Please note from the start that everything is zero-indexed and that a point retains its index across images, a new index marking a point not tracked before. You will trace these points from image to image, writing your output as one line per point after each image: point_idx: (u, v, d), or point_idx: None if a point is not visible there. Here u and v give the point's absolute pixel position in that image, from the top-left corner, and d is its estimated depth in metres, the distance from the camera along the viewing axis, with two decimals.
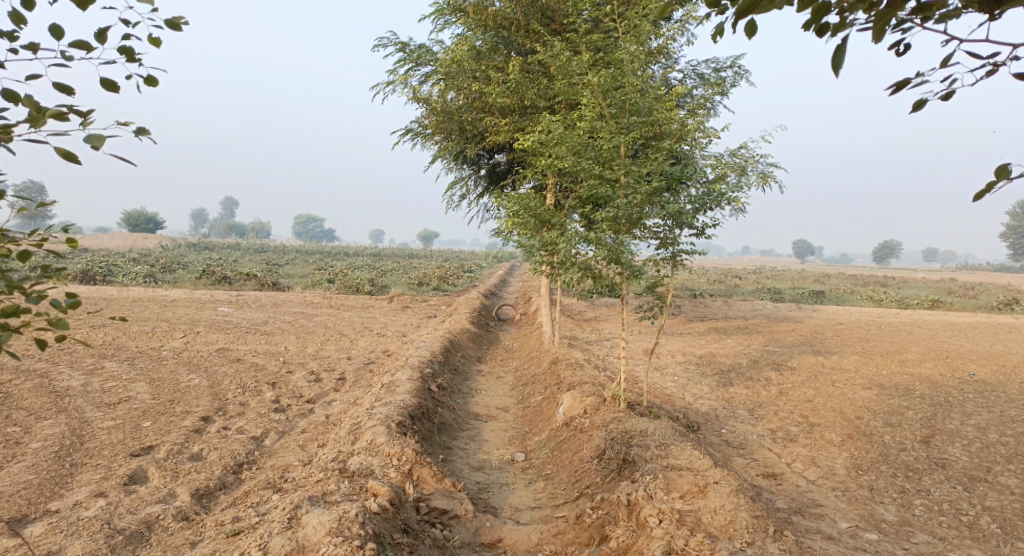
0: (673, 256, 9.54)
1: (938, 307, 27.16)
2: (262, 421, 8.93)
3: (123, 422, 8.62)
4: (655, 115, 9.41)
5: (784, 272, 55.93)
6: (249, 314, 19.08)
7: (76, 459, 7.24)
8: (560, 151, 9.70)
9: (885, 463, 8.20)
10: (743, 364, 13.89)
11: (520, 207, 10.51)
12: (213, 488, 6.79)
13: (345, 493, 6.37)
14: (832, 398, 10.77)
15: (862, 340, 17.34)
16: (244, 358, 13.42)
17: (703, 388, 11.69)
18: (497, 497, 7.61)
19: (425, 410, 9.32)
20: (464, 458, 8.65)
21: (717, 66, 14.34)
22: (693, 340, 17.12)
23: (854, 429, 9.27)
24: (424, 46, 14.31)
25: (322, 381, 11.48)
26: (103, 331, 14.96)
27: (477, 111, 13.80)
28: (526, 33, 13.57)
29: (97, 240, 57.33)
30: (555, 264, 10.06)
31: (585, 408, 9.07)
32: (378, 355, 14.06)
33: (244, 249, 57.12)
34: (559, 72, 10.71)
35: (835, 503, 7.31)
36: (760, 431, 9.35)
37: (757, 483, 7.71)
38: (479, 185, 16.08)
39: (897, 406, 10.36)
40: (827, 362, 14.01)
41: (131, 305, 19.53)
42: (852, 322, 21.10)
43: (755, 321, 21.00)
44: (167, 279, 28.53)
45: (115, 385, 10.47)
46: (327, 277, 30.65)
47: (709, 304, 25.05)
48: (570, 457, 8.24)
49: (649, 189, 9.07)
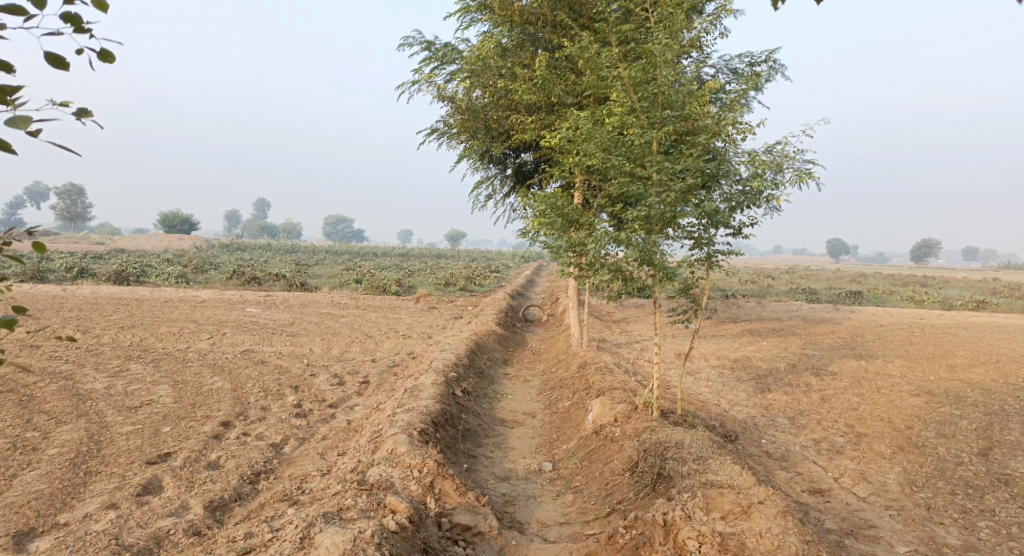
0: (709, 257, 9.12)
1: (983, 308, 26.20)
2: (283, 427, 8.67)
3: (142, 427, 8.42)
4: (688, 108, 9.00)
5: (819, 272, 54.76)
6: (277, 315, 18.94)
7: (90, 466, 7.04)
8: (589, 147, 9.30)
9: (941, 479, 7.75)
10: (781, 368, 13.35)
11: (546, 206, 10.09)
12: (227, 500, 6.56)
13: (362, 509, 6.16)
14: (879, 406, 10.22)
15: (905, 343, 16.66)
16: (268, 360, 13.21)
17: (739, 394, 11.22)
18: (523, 511, 7.27)
19: (449, 416, 8.97)
20: (489, 467, 8.30)
21: (752, 60, 13.83)
22: (727, 342, 16.58)
23: (904, 440, 8.75)
24: (449, 44, 13.99)
25: (346, 384, 11.20)
26: (130, 333, 14.88)
27: (504, 109, 13.45)
28: (553, 27, 13.19)
29: (132, 242, 57.89)
30: (584, 265, 9.63)
31: (616, 415, 8.66)
32: (403, 358, 13.80)
33: (273, 250, 57.33)
34: (588, 66, 10.31)
35: (891, 525, 6.91)
36: (803, 442, 8.86)
37: (803, 500, 7.28)
38: (506, 184, 15.71)
39: (948, 414, 9.80)
40: (870, 367, 13.41)
41: (160, 305, 19.52)
42: (894, 324, 20.37)
43: (792, 323, 20.36)
44: (198, 279, 28.61)
45: (137, 388, 10.30)
46: (355, 277, 30.49)
47: (742, 305, 24.44)
48: (601, 469, 7.86)
49: (683, 186, 8.68)
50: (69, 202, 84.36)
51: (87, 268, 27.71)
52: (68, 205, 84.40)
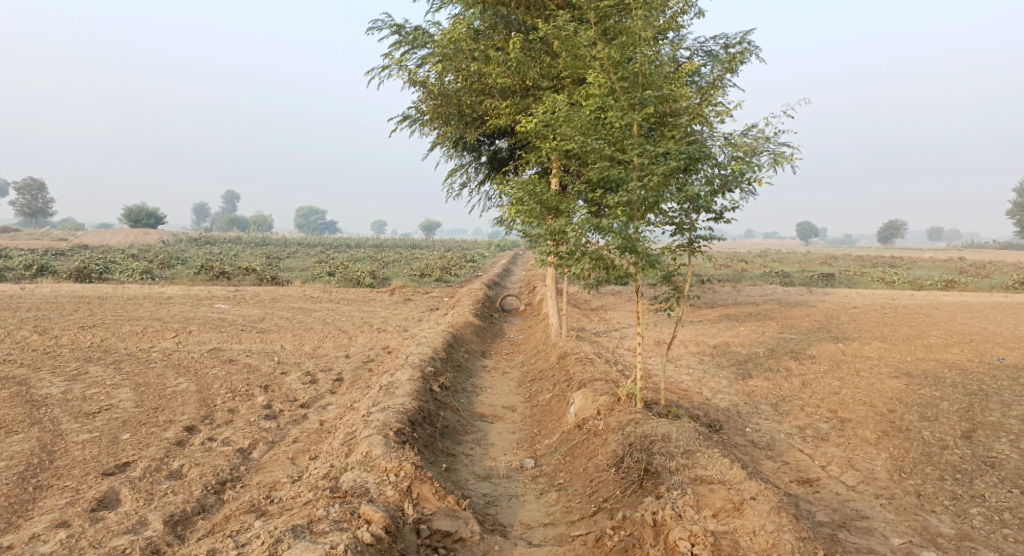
0: (690, 242, 8.87)
1: (953, 287, 26.41)
2: (251, 430, 8.26)
3: (100, 434, 7.96)
4: (669, 89, 8.72)
5: (792, 255, 55.12)
6: (246, 311, 18.39)
7: (41, 480, 6.63)
8: (568, 130, 8.97)
9: (929, 464, 7.59)
10: (760, 353, 13.16)
11: (523, 192, 9.73)
12: (189, 513, 6.21)
13: (334, 520, 5.86)
14: (861, 390, 10.05)
15: (880, 324, 16.60)
16: (237, 358, 12.73)
17: (721, 381, 11.01)
18: (505, 513, 7.01)
19: (426, 413, 8.63)
20: (469, 466, 7.98)
21: (727, 42, 13.57)
22: (705, 328, 16.39)
23: (889, 425, 8.57)
24: (420, 28, 13.54)
25: (318, 382, 10.78)
26: (92, 333, 14.28)
27: (477, 94, 13.07)
28: (526, 9, 12.81)
29: (97, 239, 56.39)
30: (563, 254, 9.31)
31: (599, 408, 8.36)
32: (377, 352, 13.40)
33: (244, 243, 56.27)
34: (564, 46, 9.96)
35: (883, 515, 6.77)
36: (788, 429, 8.66)
37: (792, 491, 7.11)
38: (481, 172, 15.33)
39: (930, 396, 9.65)
40: (849, 349, 13.28)
41: (125, 303, 18.87)
42: (867, 305, 20.36)
43: (767, 306, 20.26)
44: (165, 275, 27.80)
45: (97, 392, 9.79)
46: (328, 270, 29.87)
47: (718, 290, 24.33)
48: (584, 464, 7.60)
49: (666, 169, 8.41)
50: (30, 198, 82.10)
51: (48, 265, 26.81)
52: (29, 201, 82.13)
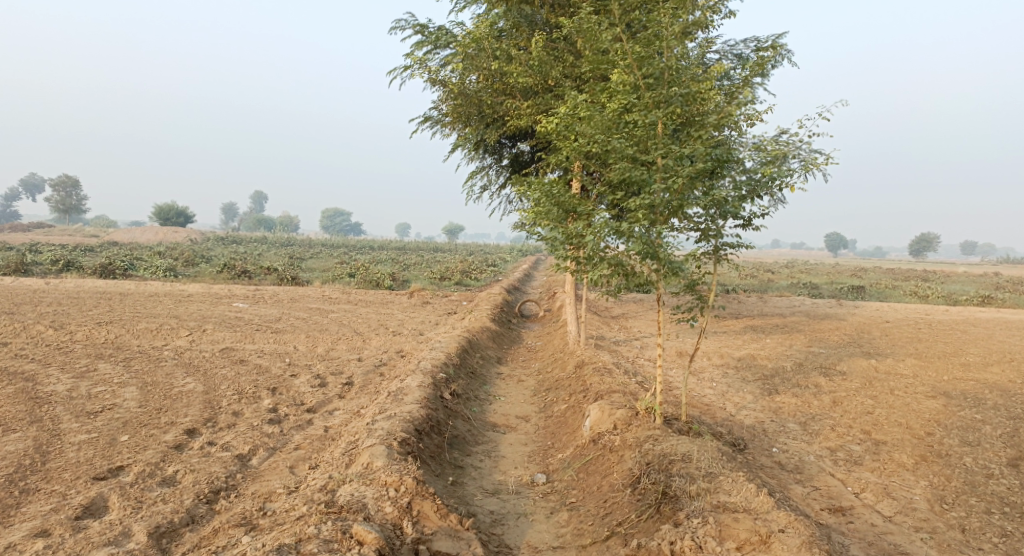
0: (716, 250, 8.43)
1: (989, 303, 25.53)
2: (253, 435, 7.94)
3: (97, 435, 7.68)
4: (697, 87, 8.28)
5: (820, 267, 54.09)
6: (263, 310, 18.14)
7: (29, 483, 6.40)
8: (589, 129, 8.57)
9: (972, 495, 7.07)
10: (787, 367, 12.61)
11: (540, 193, 9.31)
12: (176, 525, 5.98)
13: (325, 541, 5.55)
14: (896, 410, 9.49)
15: (914, 340, 15.92)
16: (248, 359, 12.45)
17: (745, 396, 10.49)
18: (512, 534, 6.62)
19: (434, 422, 8.24)
20: (477, 480, 7.58)
21: (758, 45, 13.07)
22: (729, 340, 15.86)
23: (927, 449, 8.03)
24: (443, 27, 13.21)
25: (327, 386, 10.45)
26: (106, 329, 14.09)
27: (499, 94, 12.71)
28: (551, 7, 12.44)
29: (126, 236, 56.93)
30: (581, 259, 8.89)
31: (615, 422, 7.92)
32: (390, 356, 13.07)
33: (269, 243, 56.40)
34: (588, 42, 9.54)
35: (924, 551, 6.31)
36: (818, 451, 8.15)
37: (823, 521, 6.65)
38: (502, 174, 14.96)
39: (971, 419, 9.07)
40: (881, 366, 12.67)
41: (144, 300, 18.75)
42: (900, 320, 19.65)
43: (794, 318, 19.63)
44: (188, 273, 27.73)
45: (102, 390, 9.53)
46: (348, 271, 29.65)
47: (743, 300, 23.71)
48: (599, 483, 7.18)
49: (692, 171, 7.99)
50: (64, 195, 83.27)
51: (73, 260, 26.88)
52: (63, 198, 83.23)
